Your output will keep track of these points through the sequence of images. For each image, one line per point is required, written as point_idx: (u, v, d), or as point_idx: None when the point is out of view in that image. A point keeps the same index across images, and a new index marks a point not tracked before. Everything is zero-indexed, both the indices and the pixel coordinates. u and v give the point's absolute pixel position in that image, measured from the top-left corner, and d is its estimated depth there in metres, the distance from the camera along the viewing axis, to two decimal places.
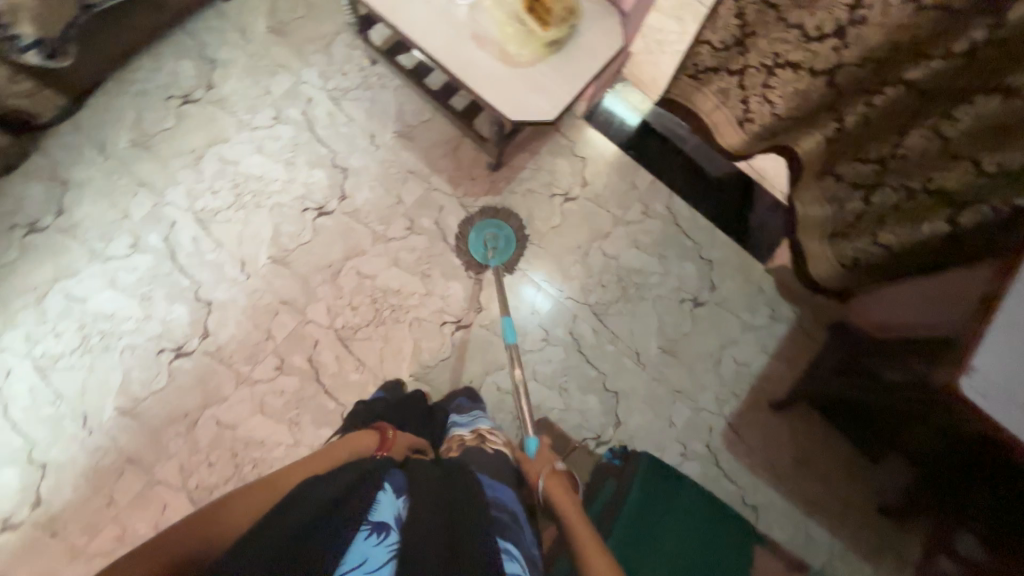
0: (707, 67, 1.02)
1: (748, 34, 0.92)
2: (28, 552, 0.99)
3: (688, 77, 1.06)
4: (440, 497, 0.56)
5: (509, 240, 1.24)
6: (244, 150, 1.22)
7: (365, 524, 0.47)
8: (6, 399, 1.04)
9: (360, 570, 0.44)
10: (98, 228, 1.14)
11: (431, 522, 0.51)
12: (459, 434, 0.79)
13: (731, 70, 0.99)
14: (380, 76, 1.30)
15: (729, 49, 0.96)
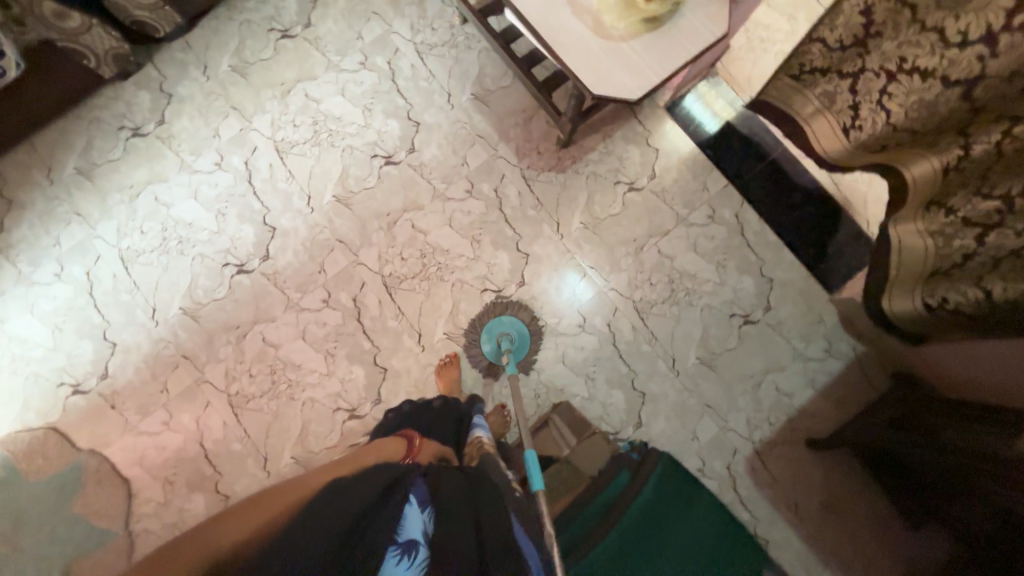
0: (817, 68, 0.97)
1: (873, 35, 0.87)
2: (91, 416, 1.12)
3: (791, 76, 1.02)
4: (462, 505, 0.63)
5: (522, 336, 1.16)
6: (329, 90, 1.27)
7: (393, 548, 0.56)
8: (93, 281, 1.16)
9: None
10: (191, 142, 1.23)
11: (457, 533, 0.59)
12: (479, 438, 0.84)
13: (845, 72, 0.94)
14: (468, 36, 1.30)
15: (847, 49, 0.91)
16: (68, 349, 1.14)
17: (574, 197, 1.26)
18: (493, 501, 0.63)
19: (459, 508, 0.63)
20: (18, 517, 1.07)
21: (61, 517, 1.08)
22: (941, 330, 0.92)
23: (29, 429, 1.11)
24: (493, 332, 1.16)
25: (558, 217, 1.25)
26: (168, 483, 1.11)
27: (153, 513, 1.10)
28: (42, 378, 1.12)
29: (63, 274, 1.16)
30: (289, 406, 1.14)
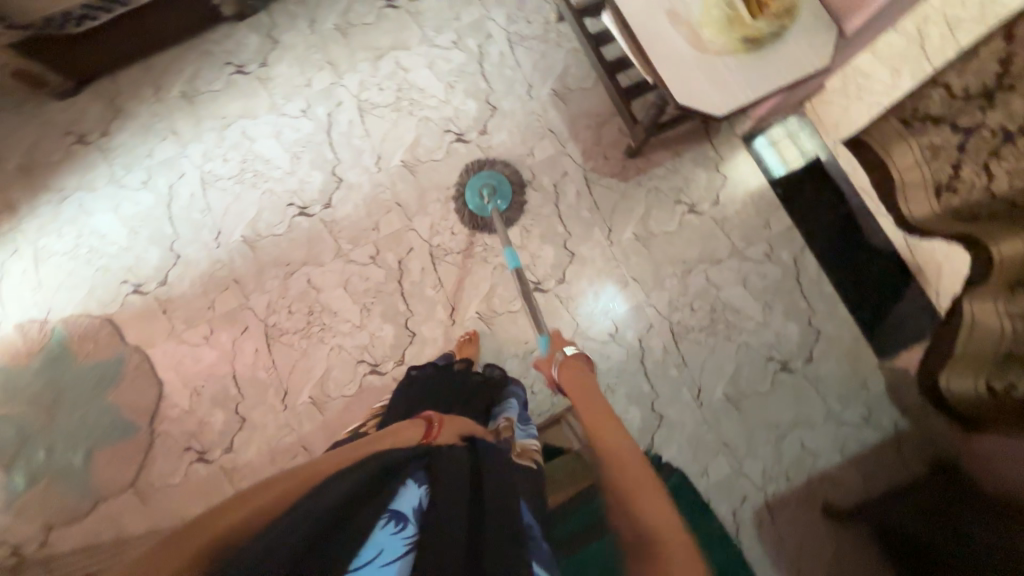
0: (929, 116, 0.96)
1: (1004, 88, 0.84)
2: (143, 316, 1.20)
3: (900, 120, 1.00)
4: (466, 474, 0.58)
5: (501, 184, 1.24)
6: (418, 62, 1.32)
7: (384, 513, 0.53)
8: (173, 195, 1.25)
9: (375, 558, 0.50)
10: (284, 87, 1.31)
11: (455, 508, 0.53)
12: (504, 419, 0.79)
13: (958, 123, 0.91)
14: (560, 34, 1.32)
15: (971, 99, 0.89)
16: (138, 251, 1.23)
17: (632, 208, 1.25)
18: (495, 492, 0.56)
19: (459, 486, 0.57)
20: (62, 391, 1.16)
21: (96, 401, 1.16)
22: (1000, 419, 0.86)
23: (88, 316, 1.20)
24: (471, 184, 1.24)
25: (611, 224, 1.24)
26: (195, 393, 1.17)
27: (176, 417, 1.16)
28: (110, 272, 1.22)
29: (148, 183, 1.26)
30: (317, 348, 1.19)
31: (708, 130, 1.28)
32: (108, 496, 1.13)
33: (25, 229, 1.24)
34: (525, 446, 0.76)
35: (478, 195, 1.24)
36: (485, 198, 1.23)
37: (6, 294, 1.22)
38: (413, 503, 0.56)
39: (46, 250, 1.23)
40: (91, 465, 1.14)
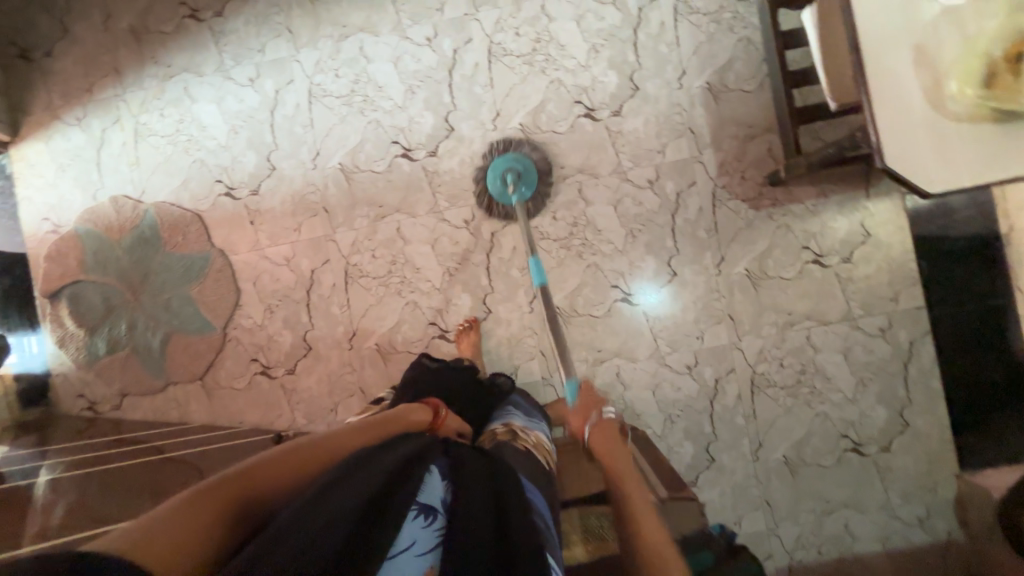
0: None
1: None
2: (232, 221, 1.19)
3: None
4: (483, 478, 0.59)
5: (523, 164, 1.12)
6: (565, 11, 1.15)
7: (414, 506, 0.55)
8: (277, 100, 1.18)
9: (410, 549, 0.53)
10: (413, 6, 1.17)
11: (475, 507, 0.54)
12: (491, 430, 0.80)
13: None
14: (736, 17, 1.13)
15: None
16: (235, 152, 1.19)
17: (753, 241, 1.13)
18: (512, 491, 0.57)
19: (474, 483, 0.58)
20: (147, 274, 1.19)
21: (178, 293, 1.18)
22: None
23: (180, 207, 1.20)
24: (495, 165, 1.12)
25: (724, 252, 1.14)
26: (270, 310, 1.19)
27: (249, 328, 1.19)
28: (205, 167, 1.19)
29: (255, 82, 1.18)
30: (393, 299, 1.17)
31: (867, 176, 1.12)
32: (180, 382, 1.20)
33: (128, 100, 1.21)
34: (540, 441, 0.81)
35: (501, 179, 1.12)
36: (508, 184, 1.12)
37: (104, 162, 1.21)
38: (440, 495, 0.58)
39: (146, 128, 1.20)
40: (166, 350, 1.19)
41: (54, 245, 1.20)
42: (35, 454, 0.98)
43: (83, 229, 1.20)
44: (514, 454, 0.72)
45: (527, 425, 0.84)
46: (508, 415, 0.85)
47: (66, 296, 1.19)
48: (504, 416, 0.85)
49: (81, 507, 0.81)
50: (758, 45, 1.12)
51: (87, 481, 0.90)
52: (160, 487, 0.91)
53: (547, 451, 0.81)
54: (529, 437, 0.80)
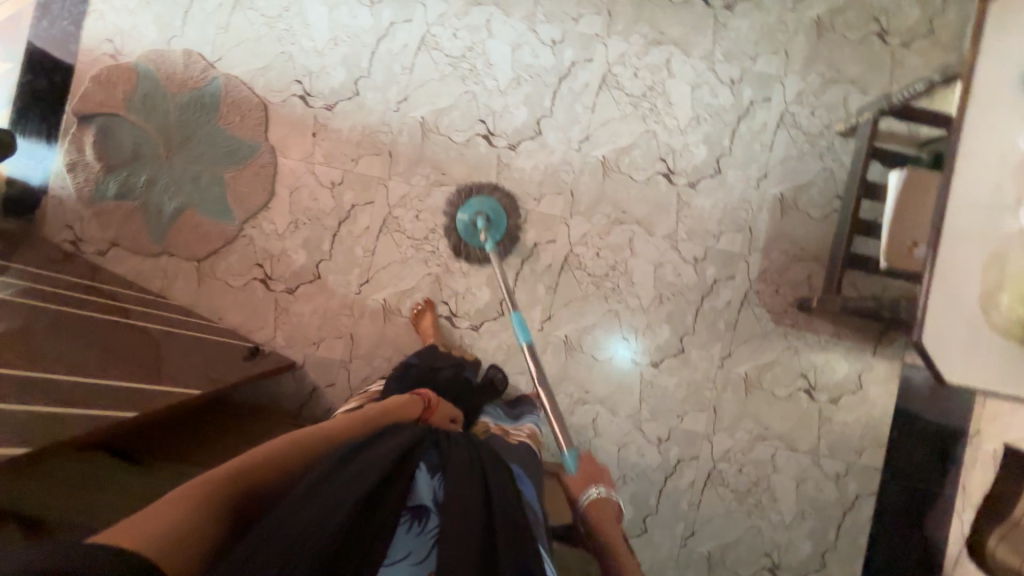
0: None
1: None
2: (296, 125, 1.16)
3: None
4: (471, 483, 0.59)
5: (498, 215, 1.12)
6: (685, 74, 1.18)
7: (404, 515, 0.57)
8: (388, 33, 1.16)
9: (407, 558, 0.56)
10: (552, 5, 1.17)
11: (464, 510, 0.55)
12: (485, 423, 0.91)
13: None
14: (830, 147, 1.18)
15: None
16: (326, 62, 1.16)
17: (761, 350, 1.19)
18: (499, 497, 0.59)
19: (466, 488, 0.58)
20: (188, 138, 1.14)
21: (212, 169, 1.14)
22: None
23: (250, 89, 1.16)
24: (462, 215, 1.12)
25: (732, 349, 1.19)
26: (295, 225, 1.16)
27: (266, 232, 1.16)
28: (291, 64, 1.16)
29: (374, 6, 1.16)
30: (417, 264, 1.16)
31: (880, 336, 1.19)
32: (176, 255, 1.16)
33: None
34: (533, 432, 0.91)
35: (471, 228, 1.12)
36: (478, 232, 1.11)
37: (193, 13, 1.16)
38: (428, 494, 0.59)
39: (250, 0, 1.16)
40: (176, 219, 1.14)
41: (106, 68, 1.14)
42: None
43: (143, 67, 1.14)
44: (502, 441, 0.82)
45: (519, 421, 0.94)
46: (502, 415, 0.96)
47: (97, 125, 1.13)
48: (497, 414, 0.96)
49: (20, 353, 0.70)
50: (837, 181, 1.18)
51: (34, 320, 0.79)
52: (109, 364, 0.82)
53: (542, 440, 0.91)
54: (521, 432, 0.90)
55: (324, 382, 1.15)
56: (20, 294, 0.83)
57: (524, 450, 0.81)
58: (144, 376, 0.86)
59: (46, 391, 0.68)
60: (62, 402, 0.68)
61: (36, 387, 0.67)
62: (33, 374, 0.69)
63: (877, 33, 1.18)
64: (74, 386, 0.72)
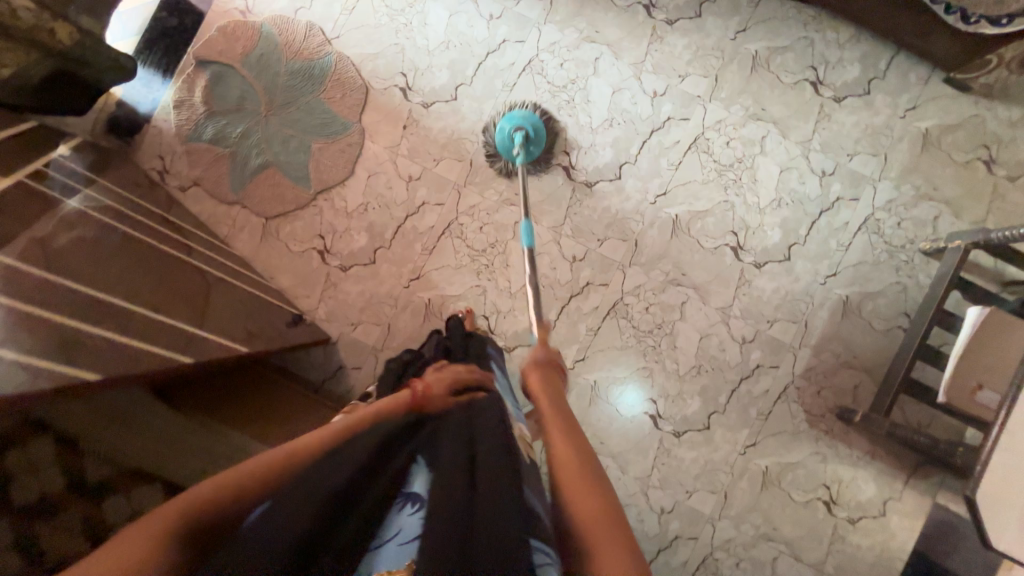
0: None
1: None
2: (390, 114, 1.19)
3: None
4: (456, 458, 0.53)
5: (537, 131, 1.14)
6: (777, 154, 1.17)
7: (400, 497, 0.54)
8: (499, 48, 1.19)
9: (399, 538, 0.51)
10: (662, 58, 1.18)
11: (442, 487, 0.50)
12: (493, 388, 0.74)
13: None
14: (909, 262, 1.15)
15: None
16: (434, 62, 1.20)
17: (788, 448, 1.14)
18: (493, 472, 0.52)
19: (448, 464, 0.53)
20: (289, 103, 1.19)
21: (303, 137, 1.18)
22: None
23: (357, 70, 1.20)
24: (503, 124, 1.13)
25: (758, 439, 1.15)
26: (364, 207, 1.19)
27: (336, 208, 1.19)
28: (401, 56, 1.20)
29: (492, 20, 1.20)
30: (469, 274, 1.18)
31: (916, 467, 1.13)
32: (248, 208, 1.20)
33: None
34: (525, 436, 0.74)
35: (508, 139, 1.13)
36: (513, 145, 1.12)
37: None
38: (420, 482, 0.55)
39: None
40: (257, 174, 1.19)
41: (233, 22, 1.20)
42: (80, 179, 0.95)
43: (266, 28, 1.20)
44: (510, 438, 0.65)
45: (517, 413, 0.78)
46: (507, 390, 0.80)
47: (212, 72, 1.19)
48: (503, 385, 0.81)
49: (84, 275, 0.71)
50: (909, 298, 1.14)
51: (103, 241, 0.81)
52: (162, 298, 0.83)
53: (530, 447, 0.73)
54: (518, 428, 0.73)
55: (351, 363, 1.17)
56: (108, 218, 0.89)
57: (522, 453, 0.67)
58: (194, 319, 0.87)
59: (116, 315, 0.71)
60: (128, 332, 0.71)
61: (109, 311, 0.70)
62: (104, 299, 0.71)
63: (985, 160, 1.15)
64: (139, 317, 0.75)
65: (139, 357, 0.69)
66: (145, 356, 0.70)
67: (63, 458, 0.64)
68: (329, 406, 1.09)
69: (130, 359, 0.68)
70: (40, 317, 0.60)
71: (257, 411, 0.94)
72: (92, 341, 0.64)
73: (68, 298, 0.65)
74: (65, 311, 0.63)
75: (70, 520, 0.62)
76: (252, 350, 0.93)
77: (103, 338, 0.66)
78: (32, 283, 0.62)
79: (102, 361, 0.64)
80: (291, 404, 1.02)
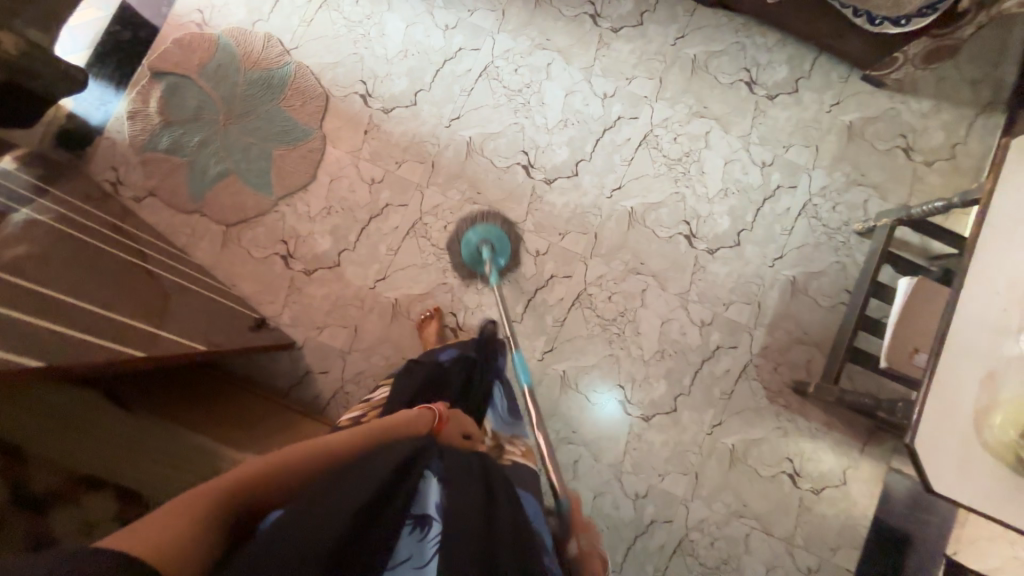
0: None
1: None
2: (351, 120, 1.22)
3: None
4: (477, 490, 0.57)
5: (501, 241, 1.18)
6: (721, 148, 1.25)
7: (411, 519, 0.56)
8: (456, 56, 1.24)
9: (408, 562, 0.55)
10: (610, 63, 1.26)
11: (463, 514, 0.54)
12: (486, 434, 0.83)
13: None
14: (846, 243, 1.24)
15: None
16: (393, 70, 1.24)
17: (752, 424, 1.19)
18: (510, 514, 0.57)
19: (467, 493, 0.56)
20: (248, 111, 1.20)
21: (263, 144, 1.19)
22: None
23: (316, 79, 1.22)
24: (469, 236, 1.17)
25: (723, 418, 1.19)
26: (327, 211, 1.19)
27: (298, 213, 1.19)
28: (360, 65, 1.23)
29: (448, 30, 1.25)
30: (435, 272, 1.19)
31: (870, 435, 1.19)
32: (208, 216, 1.19)
33: None
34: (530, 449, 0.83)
35: (474, 249, 1.17)
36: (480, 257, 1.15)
37: (282, 3, 1.24)
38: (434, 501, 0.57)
39: (336, 3, 1.25)
40: (217, 183, 1.19)
41: (190, 34, 1.21)
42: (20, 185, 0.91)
43: (224, 40, 1.22)
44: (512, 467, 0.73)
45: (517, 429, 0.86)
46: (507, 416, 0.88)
47: (167, 82, 1.19)
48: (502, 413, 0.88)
49: (22, 268, 0.69)
50: (849, 276, 1.23)
51: (49, 243, 0.79)
52: (110, 297, 0.81)
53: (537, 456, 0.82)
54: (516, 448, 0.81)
55: (319, 367, 1.16)
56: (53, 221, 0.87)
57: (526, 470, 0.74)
58: (147, 321, 0.85)
59: (58, 311, 0.69)
60: (73, 327, 0.69)
61: (51, 307, 0.68)
62: (45, 295, 0.69)
63: (903, 148, 1.26)
64: (85, 314, 0.73)
65: (86, 350, 0.67)
66: (94, 349, 0.68)
67: (8, 471, 0.60)
68: (290, 411, 1.08)
69: (71, 349, 0.65)
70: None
71: (206, 415, 0.91)
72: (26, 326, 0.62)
73: (8, 291, 0.64)
74: (4, 303, 0.62)
75: (17, 537, 0.57)
76: (208, 350, 0.91)
77: (40, 328, 0.64)
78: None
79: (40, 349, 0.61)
80: (254, 416, 0.99)
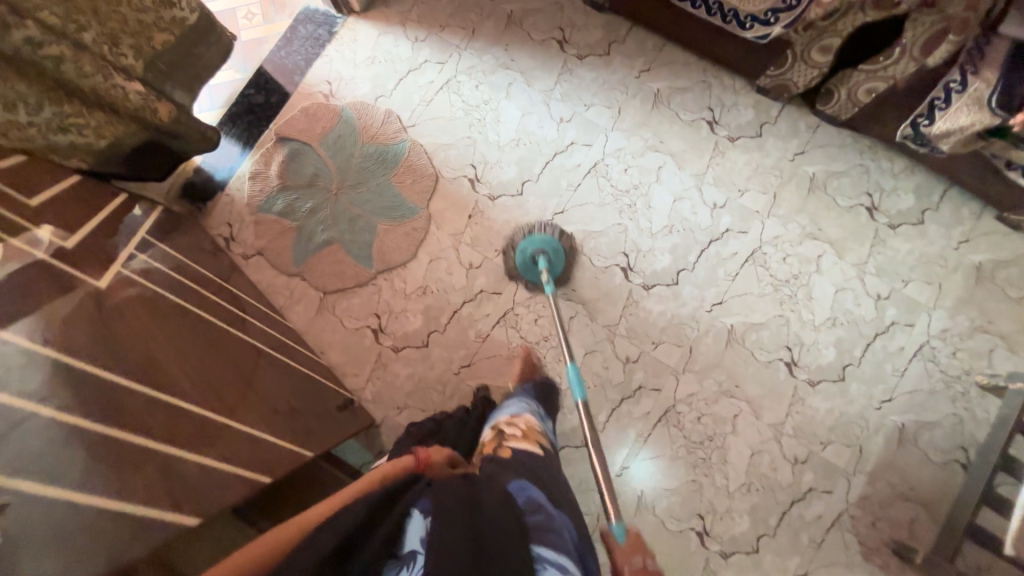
0: None
1: None
2: (457, 203, 1.23)
3: None
4: (456, 505, 0.55)
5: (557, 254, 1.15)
6: (833, 275, 1.19)
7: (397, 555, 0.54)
8: (567, 150, 1.24)
9: None
10: (723, 172, 1.23)
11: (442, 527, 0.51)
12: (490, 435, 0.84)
13: None
14: (965, 393, 1.14)
15: None
16: (504, 158, 1.24)
17: None
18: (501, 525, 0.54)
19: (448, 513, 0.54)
20: (361, 183, 1.23)
21: (371, 218, 1.22)
22: None
23: (429, 159, 1.25)
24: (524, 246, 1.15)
25: (810, 569, 1.09)
26: (422, 290, 1.20)
27: (395, 289, 1.20)
28: (472, 149, 1.25)
29: (562, 123, 1.25)
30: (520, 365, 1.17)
31: None
32: (308, 280, 1.21)
33: (460, 57, 1.29)
34: (533, 427, 0.84)
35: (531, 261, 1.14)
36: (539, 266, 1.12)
37: (405, 81, 1.28)
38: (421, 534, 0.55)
39: (457, 86, 1.28)
40: (321, 249, 1.21)
41: (317, 104, 1.27)
42: (145, 244, 0.94)
43: (347, 113, 1.26)
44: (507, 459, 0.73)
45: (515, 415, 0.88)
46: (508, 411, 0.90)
47: (290, 148, 1.25)
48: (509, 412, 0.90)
49: (140, 366, 0.65)
50: (966, 432, 1.12)
51: (166, 319, 0.77)
52: (217, 377, 0.78)
53: (540, 433, 0.83)
54: (518, 429, 0.82)
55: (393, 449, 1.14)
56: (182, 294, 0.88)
57: (530, 455, 0.75)
58: (244, 394, 0.81)
59: (170, 415, 0.64)
60: (179, 431, 0.64)
61: (162, 410, 0.64)
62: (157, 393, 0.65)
63: None
64: (193, 411, 0.68)
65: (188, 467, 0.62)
66: (193, 468, 0.63)
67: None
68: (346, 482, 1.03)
69: (176, 472, 0.60)
70: (96, 450, 0.54)
71: (291, 512, 0.85)
72: (151, 462, 0.58)
73: (124, 400, 0.59)
74: (116, 422, 0.57)
75: None
76: (292, 438, 0.85)
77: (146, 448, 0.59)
78: (94, 400, 0.56)
79: (174, 492, 0.59)
80: (323, 497, 0.94)
